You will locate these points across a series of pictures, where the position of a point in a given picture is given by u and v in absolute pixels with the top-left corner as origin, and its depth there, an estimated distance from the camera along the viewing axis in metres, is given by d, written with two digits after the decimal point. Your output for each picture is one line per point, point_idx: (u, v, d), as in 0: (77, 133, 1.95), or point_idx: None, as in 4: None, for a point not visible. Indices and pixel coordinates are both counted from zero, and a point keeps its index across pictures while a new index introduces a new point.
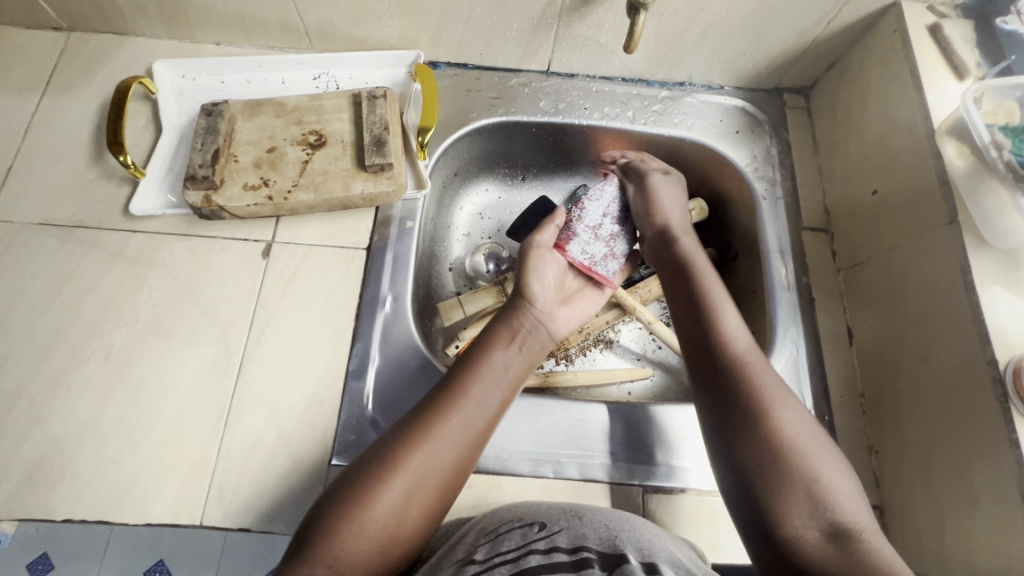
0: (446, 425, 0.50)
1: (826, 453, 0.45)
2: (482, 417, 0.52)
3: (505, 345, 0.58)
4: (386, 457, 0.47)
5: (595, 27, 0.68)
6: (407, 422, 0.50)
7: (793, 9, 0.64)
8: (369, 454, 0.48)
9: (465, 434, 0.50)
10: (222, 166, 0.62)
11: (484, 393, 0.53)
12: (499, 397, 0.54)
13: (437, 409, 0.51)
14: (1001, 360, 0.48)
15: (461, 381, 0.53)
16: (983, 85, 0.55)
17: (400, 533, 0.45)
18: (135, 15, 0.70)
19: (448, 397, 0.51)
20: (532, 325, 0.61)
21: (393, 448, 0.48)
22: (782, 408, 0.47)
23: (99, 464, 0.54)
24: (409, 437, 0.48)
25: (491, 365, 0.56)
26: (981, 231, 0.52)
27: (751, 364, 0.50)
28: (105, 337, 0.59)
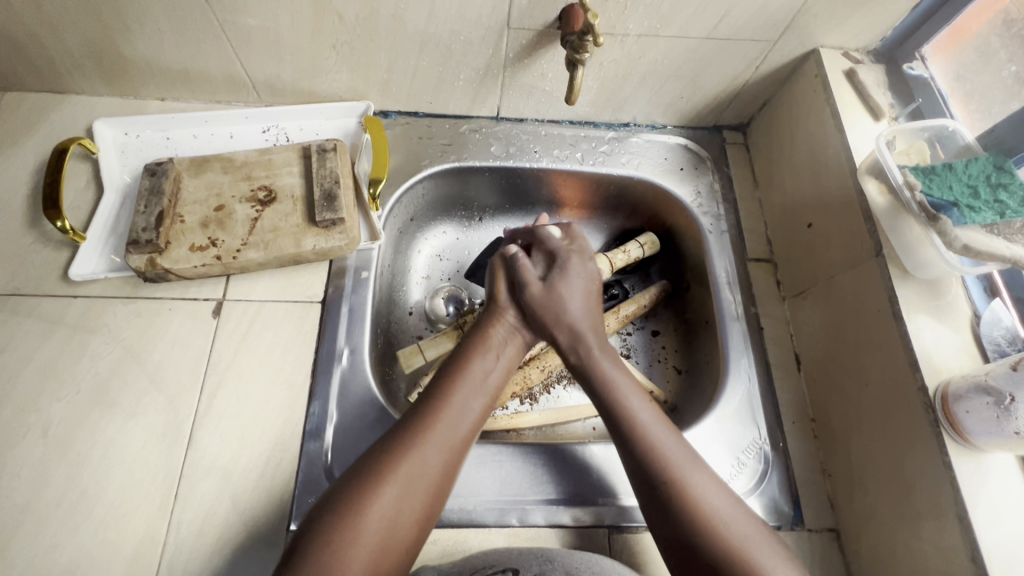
0: (434, 431, 0.49)
1: (746, 517, 0.46)
2: (468, 421, 0.51)
3: (482, 353, 0.56)
4: (372, 469, 0.46)
5: (539, 76, 0.71)
6: (389, 434, 0.49)
7: (724, 58, 0.68)
8: (352, 474, 0.46)
9: (455, 435, 0.50)
10: (167, 228, 0.61)
11: (469, 398, 0.52)
12: (482, 404, 0.53)
13: (421, 417, 0.49)
14: (930, 386, 0.51)
15: (441, 388, 0.52)
16: (895, 128, 0.59)
17: (394, 542, 0.44)
18: (74, 74, 0.69)
19: (432, 402, 0.51)
20: (507, 333, 0.59)
21: (380, 458, 0.46)
22: (702, 486, 0.47)
23: (36, 550, 0.51)
24: (394, 448, 0.47)
25: (470, 370, 0.54)
26: (905, 262, 0.55)
27: (659, 442, 0.50)
28: (43, 412, 0.57)
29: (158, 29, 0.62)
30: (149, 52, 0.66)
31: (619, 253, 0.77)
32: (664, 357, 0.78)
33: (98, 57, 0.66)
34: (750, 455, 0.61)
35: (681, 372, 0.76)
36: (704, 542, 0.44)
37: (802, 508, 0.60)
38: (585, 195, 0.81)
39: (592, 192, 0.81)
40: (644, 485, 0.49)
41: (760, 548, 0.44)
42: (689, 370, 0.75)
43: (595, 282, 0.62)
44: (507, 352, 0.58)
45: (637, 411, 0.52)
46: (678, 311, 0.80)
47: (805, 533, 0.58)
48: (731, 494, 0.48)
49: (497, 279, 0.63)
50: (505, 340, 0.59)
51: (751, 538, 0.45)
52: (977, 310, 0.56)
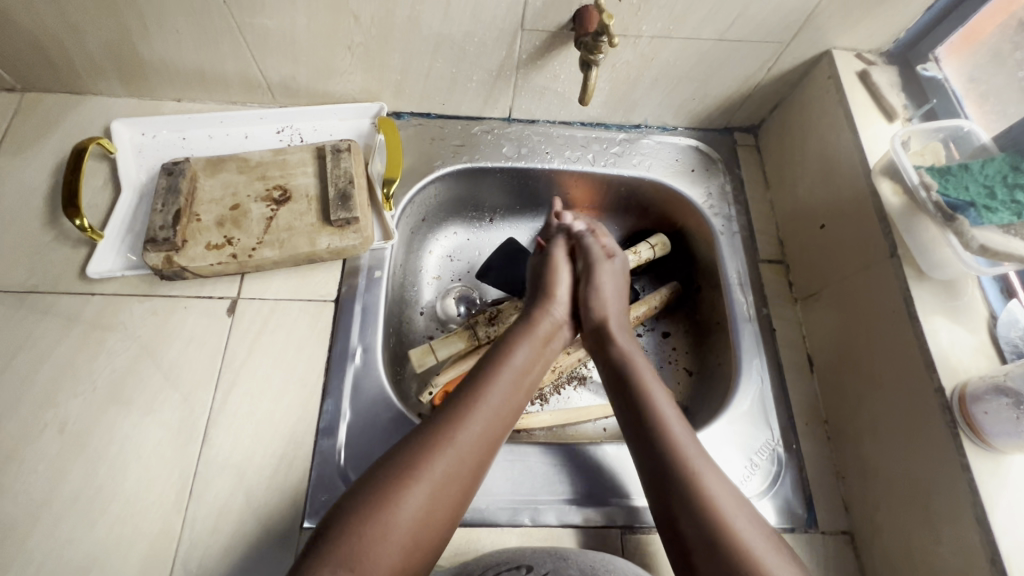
0: (469, 428, 0.49)
1: (759, 527, 0.45)
2: (501, 420, 0.52)
3: (528, 345, 0.58)
4: (408, 460, 0.46)
5: (552, 77, 0.71)
6: (427, 426, 0.49)
7: (736, 60, 0.69)
8: (390, 461, 0.46)
9: (490, 434, 0.50)
10: (184, 226, 0.61)
11: (505, 395, 0.53)
12: (514, 404, 0.54)
13: (457, 414, 0.50)
14: (947, 387, 0.51)
15: (479, 385, 0.53)
16: (910, 129, 0.59)
17: (423, 539, 0.44)
18: (93, 75, 0.70)
19: (471, 398, 0.51)
20: (553, 328, 0.62)
21: (418, 451, 0.46)
22: (715, 485, 0.46)
23: (53, 544, 0.52)
24: (432, 442, 0.47)
25: (508, 368, 0.55)
26: (920, 263, 0.55)
27: (679, 440, 0.50)
28: (60, 408, 0.57)
29: (177, 30, 0.63)
30: (166, 53, 0.66)
31: (630, 254, 0.77)
32: (675, 358, 0.77)
33: (116, 58, 0.67)
34: (764, 456, 0.61)
35: (692, 373, 0.75)
36: (714, 539, 0.43)
37: (816, 510, 0.59)
38: (596, 196, 0.82)
39: (603, 193, 0.81)
40: (658, 476, 0.48)
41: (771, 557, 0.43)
42: (700, 372, 0.74)
43: (624, 287, 0.67)
44: (551, 349, 0.61)
45: (662, 410, 0.52)
46: (689, 312, 0.80)
47: (819, 535, 0.58)
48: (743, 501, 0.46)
49: (548, 275, 0.67)
50: (548, 337, 0.61)
51: (762, 546, 0.43)
52: (993, 310, 0.55)
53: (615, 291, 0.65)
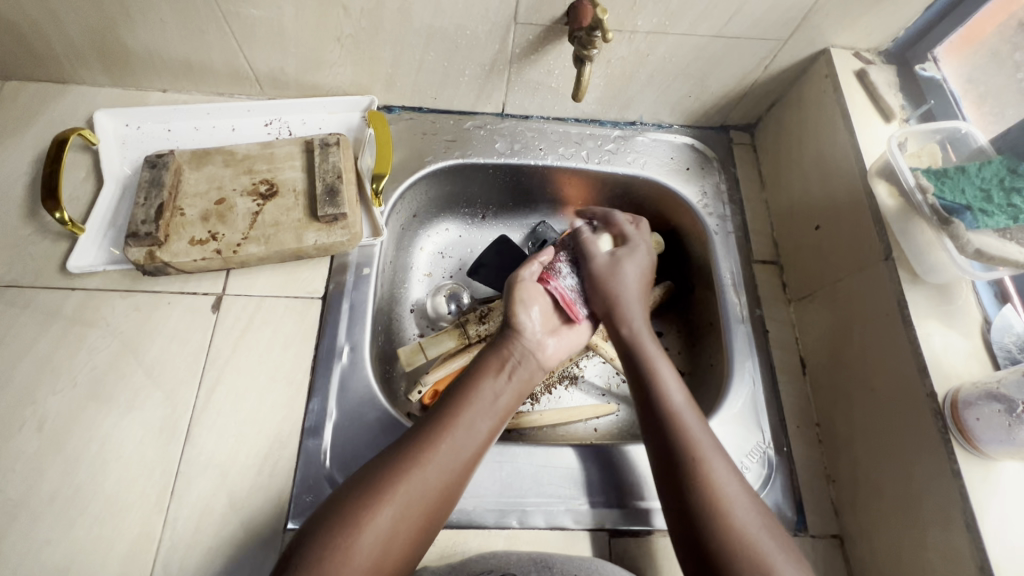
0: (435, 451, 0.48)
1: (762, 517, 0.47)
2: (472, 445, 0.50)
3: (495, 373, 0.56)
4: (370, 487, 0.45)
5: (546, 73, 0.70)
6: (395, 448, 0.48)
7: (733, 57, 0.67)
8: (354, 486, 0.45)
9: (460, 460, 0.48)
10: (167, 220, 0.60)
11: (473, 420, 0.51)
12: (488, 425, 0.52)
13: (423, 441, 0.48)
14: (940, 393, 0.50)
15: (448, 412, 0.51)
16: (907, 130, 0.58)
17: (386, 564, 0.42)
18: (75, 63, 0.68)
19: (439, 424, 0.50)
20: (518, 356, 0.59)
21: (382, 474, 0.46)
22: (722, 476, 0.48)
23: (30, 545, 0.51)
24: (397, 464, 0.46)
25: (480, 391, 0.54)
26: (914, 266, 0.55)
27: (690, 427, 0.51)
28: (38, 405, 0.56)
29: (161, 19, 0.61)
30: (151, 42, 0.65)
31: None
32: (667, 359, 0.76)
33: (99, 47, 0.65)
34: (754, 459, 0.60)
35: (684, 374, 0.75)
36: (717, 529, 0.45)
37: (806, 514, 0.59)
38: (589, 194, 0.81)
39: (597, 191, 0.80)
40: (669, 459, 0.50)
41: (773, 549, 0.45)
42: (692, 373, 0.74)
43: (647, 277, 0.67)
44: (523, 375, 0.58)
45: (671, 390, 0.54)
46: (682, 312, 0.79)
47: (808, 539, 0.58)
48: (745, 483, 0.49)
49: (513, 301, 0.62)
50: (522, 362, 0.59)
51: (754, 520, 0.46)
52: (987, 315, 0.55)
53: (637, 280, 0.65)
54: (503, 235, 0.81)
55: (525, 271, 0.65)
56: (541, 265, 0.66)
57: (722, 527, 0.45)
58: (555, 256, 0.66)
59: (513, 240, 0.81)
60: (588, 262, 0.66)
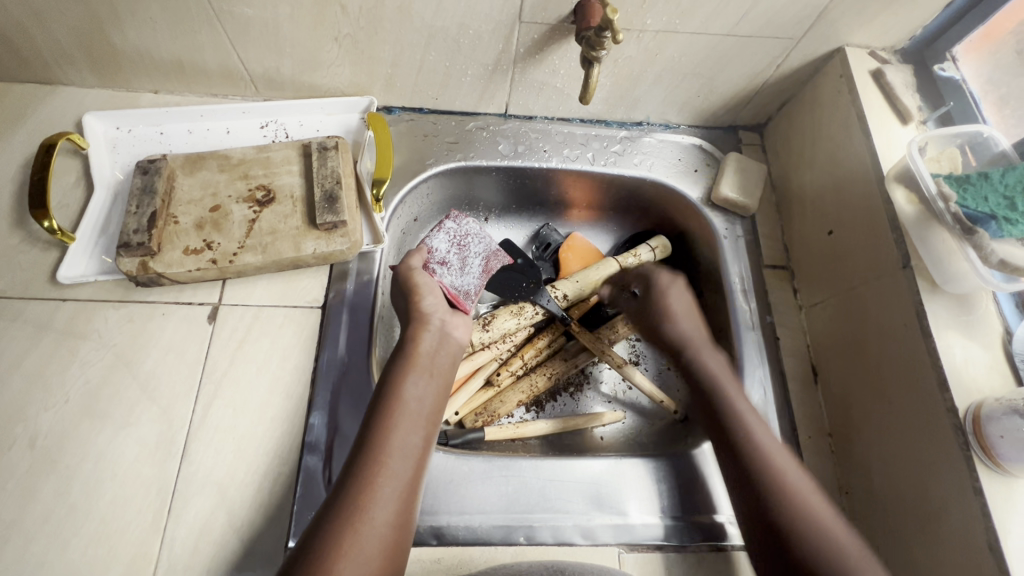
0: (377, 484, 0.45)
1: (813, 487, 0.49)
2: (410, 461, 0.48)
3: (413, 377, 0.54)
4: (320, 549, 0.41)
5: (551, 72, 0.68)
6: (334, 496, 0.45)
7: (745, 56, 0.65)
8: (310, 550, 0.41)
9: (404, 480, 0.47)
10: (160, 229, 0.58)
11: (404, 437, 0.49)
12: (420, 437, 0.50)
13: (358, 480, 0.45)
14: (960, 407, 0.49)
15: (376, 436, 0.49)
16: (927, 134, 0.56)
17: None
18: (62, 64, 0.66)
19: (372, 452, 0.47)
20: (434, 344, 0.58)
21: (329, 529, 0.42)
22: (779, 458, 0.50)
23: (22, 567, 0.49)
24: (343, 517, 0.43)
25: (403, 404, 0.52)
26: (934, 275, 0.53)
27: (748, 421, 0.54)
28: (29, 422, 0.54)
29: (151, 17, 0.59)
30: (141, 41, 0.62)
31: (628, 256, 0.75)
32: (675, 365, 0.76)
33: (87, 47, 0.63)
34: None
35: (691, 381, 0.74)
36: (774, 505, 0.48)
37: None
38: (595, 195, 0.79)
39: (602, 193, 0.78)
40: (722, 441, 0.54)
41: (833, 524, 0.46)
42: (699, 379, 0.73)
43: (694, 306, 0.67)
44: (440, 362, 0.57)
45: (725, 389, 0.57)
46: None
47: None
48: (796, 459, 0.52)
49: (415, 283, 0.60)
50: (438, 360, 0.57)
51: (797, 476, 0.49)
52: (1008, 326, 0.53)
53: (685, 304, 0.66)
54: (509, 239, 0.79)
55: (413, 261, 0.64)
56: (423, 257, 0.65)
57: (789, 508, 0.47)
58: (427, 251, 0.67)
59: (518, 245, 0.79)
60: (453, 258, 0.68)
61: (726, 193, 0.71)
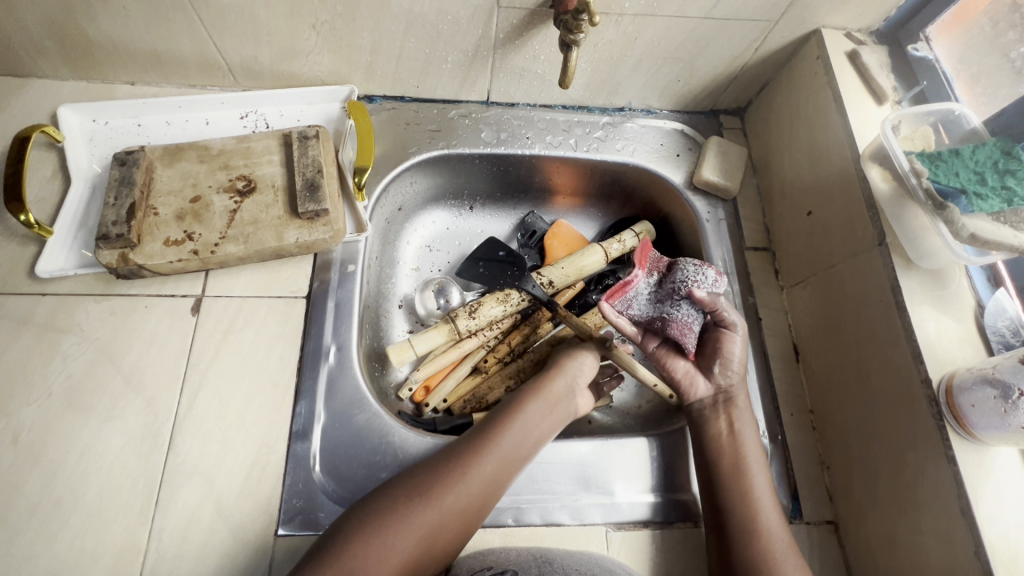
0: (481, 467, 0.49)
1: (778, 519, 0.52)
2: (512, 467, 0.51)
3: (542, 397, 0.56)
4: (415, 490, 0.47)
5: (531, 58, 0.68)
6: (448, 453, 0.50)
7: (723, 39, 0.66)
8: (398, 484, 0.47)
9: (479, 493, 0.48)
10: (140, 221, 0.57)
11: (518, 441, 0.52)
12: (528, 451, 0.53)
13: (468, 454, 0.50)
14: (934, 378, 0.50)
15: (499, 425, 0.53)
16: (901, 112, 0.57)
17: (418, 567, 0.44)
18: (34, 55, 0.65)
19: (482, 444, 0.50)
20: (566, 391, 0.58)
21: (428, 478, 0.48)
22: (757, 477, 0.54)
23: (10, 560, 0.49)
24: (444, 474, 0.48)
25: (525, 415, 0.54)
26: (908, 252, 0.54)
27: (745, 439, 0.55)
28: (11, 417, 0.54)
29: (123, 7, 0.58)
30: (115, 31, 0.61)
31: (613, 242, 0.75)
32: None
33: (60, 38, 0.62)
34: None
35: None
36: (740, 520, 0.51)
37: (801, 500, 0.59)
38: (579, 182, 0.79)
39: (586, 180, 0.79)
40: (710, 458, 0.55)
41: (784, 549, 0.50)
42: None
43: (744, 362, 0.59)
44: (563, 409, 0.57)
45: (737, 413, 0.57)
46: None
47: (803, 525, 0.58)
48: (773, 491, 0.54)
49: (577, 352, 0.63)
50: (562, 403, 0.57)
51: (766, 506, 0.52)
52: (980, 299, 0.55)
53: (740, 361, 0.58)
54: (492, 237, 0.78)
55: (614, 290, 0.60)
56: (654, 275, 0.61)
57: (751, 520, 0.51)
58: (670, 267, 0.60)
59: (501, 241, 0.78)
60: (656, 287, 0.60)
61: (707, 176, 0.72)
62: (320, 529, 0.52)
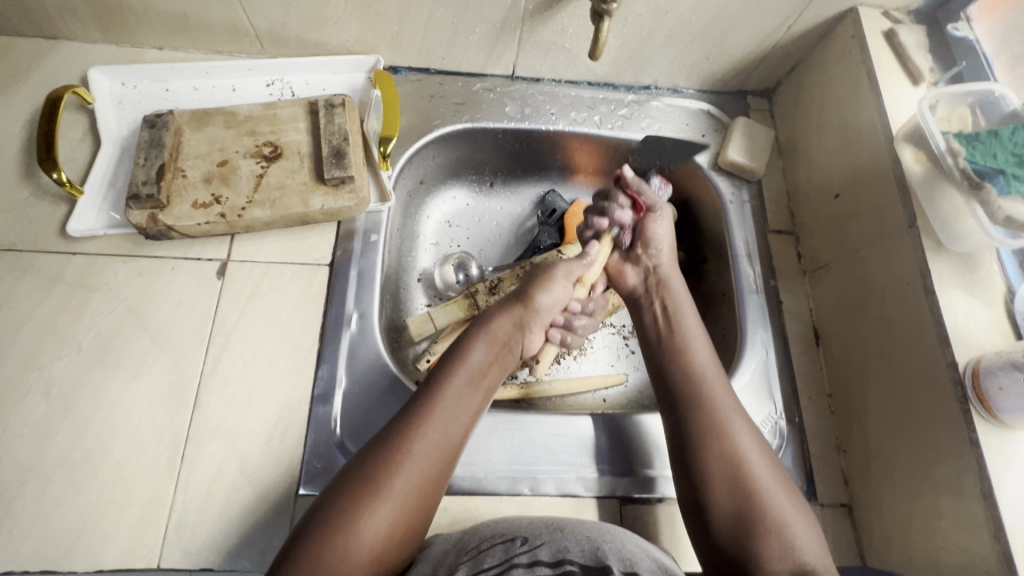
0: (424, 438, 0.48)
1: (776, 480, 0.50)
2: (458, 428, 0.50)
3: (483, 347, 0.56)
4: (365, 480, 0.45)
5: (559, 31, 0.67)
6: (384, 437, 0.48)
7: (756, 16, 0.65)
8: (337, 482, 0.46)
9: (426, 464, 0.47)
10: (169, 182, 0.58)
11: (461, 402, 0.51)
12: (474, 406, 0.52)
13: (404, 430, 0.48)
14: (960, 361, 0.50)
15: (437, 386, 0.52)
16: (938, 92, 0.56)
17: (382, 562, 0.44)
18: (65, 17, 0.65)
19: (421, 414, 0.49)
20: (511, 330, 0.58)
21: (369, 466, 0.46)
22: (738, 435, 0.51)
23: (43, 507, 0.50)
24: (384, 459, 0.46)
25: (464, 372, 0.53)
26: (939, 235, 0.53)
27: (714, 390, 0.54)
28: (44, 370, 0.55)
29: None
30: None
31: None
32: None
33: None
34: (765, 429, 0.60)
35: None
36: (729, 473, 0.49)
37: (815, 482, 0.59)
38: (601, 160, 0.79)
39: (608, 157, 0.78)
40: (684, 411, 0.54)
41: (784, 509, 0.48)
42: None
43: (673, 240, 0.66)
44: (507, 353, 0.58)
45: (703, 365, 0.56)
46: (692, 284, 0.77)
47: (817, 507, 0.58)
48: (766, 454, 0.51)
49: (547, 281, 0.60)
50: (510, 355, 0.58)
51: (756, 466, 0.50)
52: (1011, 285, 0.54)
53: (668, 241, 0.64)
54: (518, 224, 0.81)
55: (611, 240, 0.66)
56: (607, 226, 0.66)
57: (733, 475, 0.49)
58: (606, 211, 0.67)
59: (526, 227, 0.81)
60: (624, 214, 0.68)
61: (733, 156, 0.71)
62: None
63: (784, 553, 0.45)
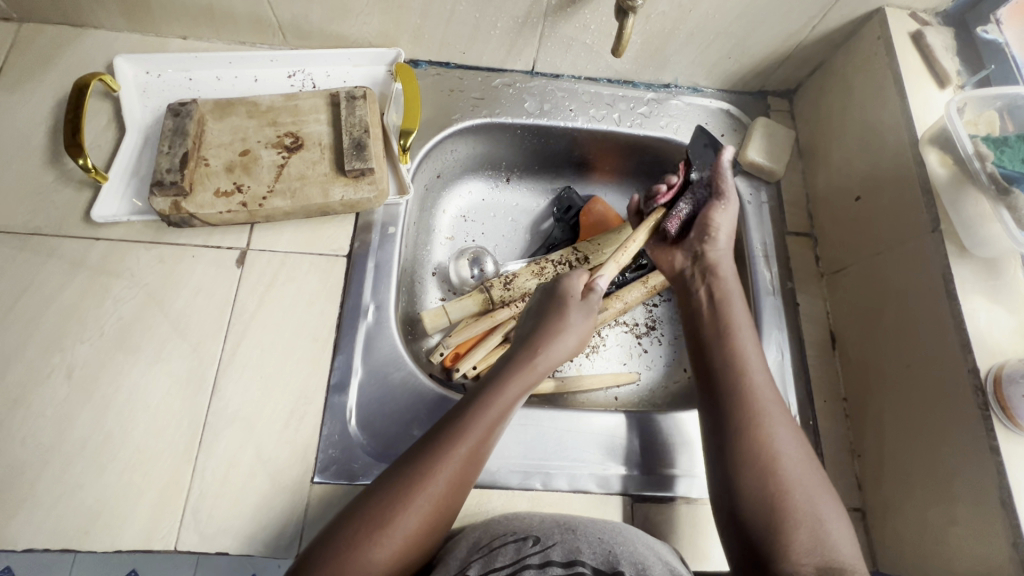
0: (455, 453, 0.45)
1: (813, 479, 0.46)
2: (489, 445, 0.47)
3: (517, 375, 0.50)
4: (394, 485, 0.44)
5: (581, 28, 0.67)
6: (425, 442, 0.46)
7: (780, 15, 0.64)
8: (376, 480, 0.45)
9: (457, 475, 0.45)
10: (192, 170, 0.59)
11: (501, 416, 0.48)
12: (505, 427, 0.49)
13: (441, 439, 0.46)
14: (982, 367, 0.49)
15: (484, 393, 0.49)
16: (967, 95, 0.55)
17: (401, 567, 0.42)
18: (92, 4, 0.66)
19: (463, 420, 0.47)
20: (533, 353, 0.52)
21: (407, 466, 0.45)
22: (778, 430, 0.48)
23: (63, 488, 0.51)
24: (418, 465, 0.44)
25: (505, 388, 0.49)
26: (963, 240, 0.53)
27: (754, 382, 0.51)
28: (66, 353, 0.56)
29: None
30: None
31: None
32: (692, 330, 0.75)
33: None
34: None
35: None
36: (764, 469, 0.46)
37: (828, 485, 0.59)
38: (618, 158, 0.79)
39: (626, 155, 0.78)
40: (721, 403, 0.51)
41: (821, 510, 0.44)
42: None
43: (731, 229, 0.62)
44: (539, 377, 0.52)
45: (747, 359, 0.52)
46: None
47: None
48: (806, 452, 0.48)
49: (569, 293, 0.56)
50: (545, 375, 0.53)
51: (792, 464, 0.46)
52: None
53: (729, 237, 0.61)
54: (534, 220, 0.81)
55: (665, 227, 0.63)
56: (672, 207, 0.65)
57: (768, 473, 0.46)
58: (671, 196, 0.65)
59: (542, 223, 0.81)
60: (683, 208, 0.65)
61: (752, 156, 0.71)
62: (354, 478, 0.54)
63: (817, 558, 0.42)
